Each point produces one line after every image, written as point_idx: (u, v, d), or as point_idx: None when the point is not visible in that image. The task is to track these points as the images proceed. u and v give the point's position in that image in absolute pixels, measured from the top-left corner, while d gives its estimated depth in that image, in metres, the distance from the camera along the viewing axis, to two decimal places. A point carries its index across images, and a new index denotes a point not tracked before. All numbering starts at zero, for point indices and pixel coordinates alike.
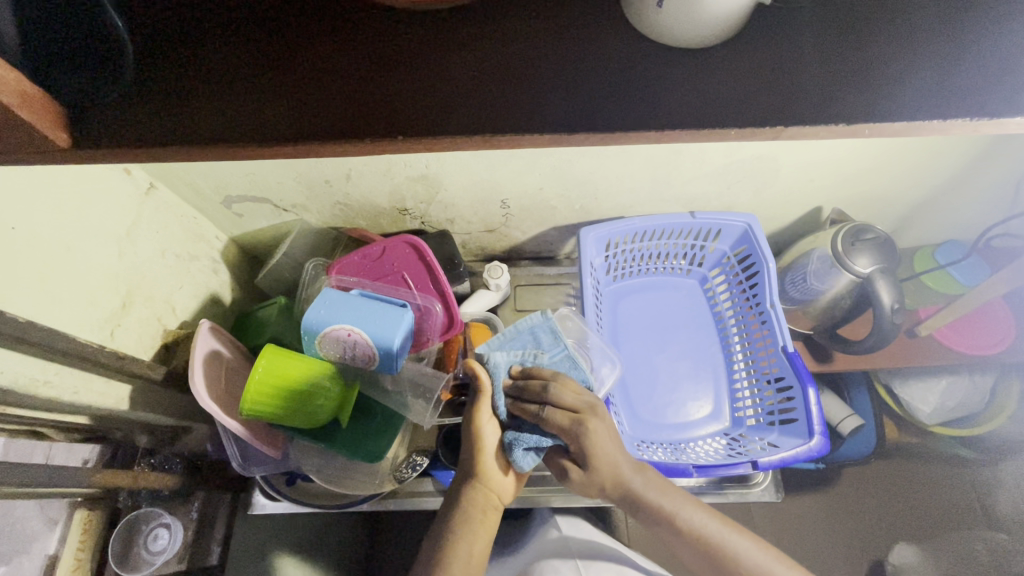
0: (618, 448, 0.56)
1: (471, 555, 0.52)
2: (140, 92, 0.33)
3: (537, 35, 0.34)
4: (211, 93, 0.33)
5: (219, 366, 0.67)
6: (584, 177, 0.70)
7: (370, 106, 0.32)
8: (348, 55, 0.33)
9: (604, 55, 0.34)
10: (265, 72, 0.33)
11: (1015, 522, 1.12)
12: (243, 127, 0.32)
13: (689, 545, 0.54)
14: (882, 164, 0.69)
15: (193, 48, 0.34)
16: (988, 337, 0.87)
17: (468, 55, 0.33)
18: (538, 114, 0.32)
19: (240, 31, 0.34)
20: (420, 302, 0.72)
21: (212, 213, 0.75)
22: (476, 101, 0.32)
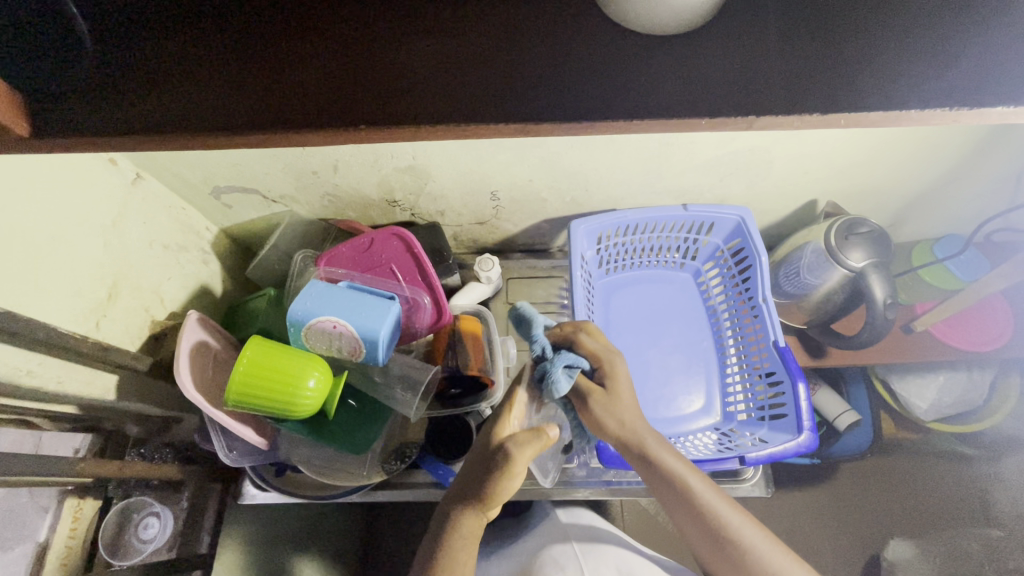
0: (629, 418, 0.56)
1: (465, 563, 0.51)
2: (100, 81, 0.33)
3: (506, 23, 0.33)
4: (175, 83, 0.32)
5: (207, 357, 0.67)
6: (573, 169, 0.69)
7: (328, 96, 0.31)
8: (308, 45, 0.33)
9: (574, 44, 0.33)
10: (231, 62, 0.33)
11: (1013, 518, 1.11)
12: (200, 118, 0.31)
13: (698, 521, 0.54)
14: (878, 156, 0.67)
15: (156, 36, 0.34)
16: (985, 333, 0.86)
17: (433, 42, 0.33)
18: (505, 105, 0.31)
19: (205, 22, 0.34)
20: (408, 295, 0.72)
21: (201, 203, 0.75)
22: (441, 90, 0.31)
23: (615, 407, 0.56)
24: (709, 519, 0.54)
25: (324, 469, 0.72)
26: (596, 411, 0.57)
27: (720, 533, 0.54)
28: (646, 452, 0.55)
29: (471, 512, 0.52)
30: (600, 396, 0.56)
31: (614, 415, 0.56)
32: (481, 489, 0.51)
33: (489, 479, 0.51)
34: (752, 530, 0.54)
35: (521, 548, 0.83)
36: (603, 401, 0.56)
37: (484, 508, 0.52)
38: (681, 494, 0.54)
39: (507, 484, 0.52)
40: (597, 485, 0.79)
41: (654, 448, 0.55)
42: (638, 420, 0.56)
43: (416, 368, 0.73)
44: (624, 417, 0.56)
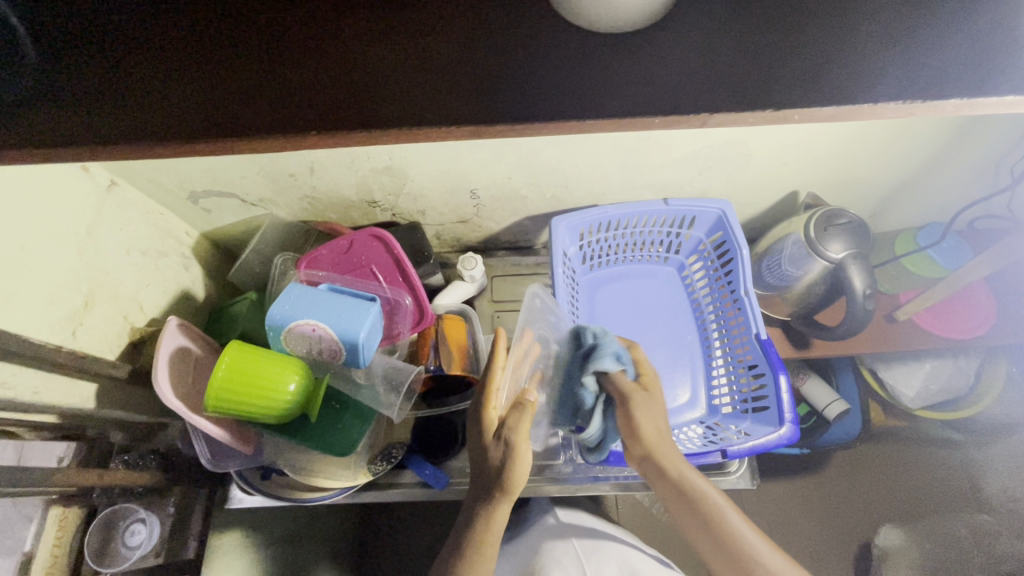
0: (660, 431, 0.62)
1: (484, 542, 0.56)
2: (50, 91, 0.32)
3: (459, 19, 0.33)
4: (135, 94, 0.32)
5: (187, 363, 0.66)
6: (551, 165, 0.69)
7: (289, 99, 0.31)
8: (265, 48, 0.33)
9: (529, 43, 0.33)
10: (187, 68, 0.33)
11: (1002, 502, 1.12)
12: (158, 127, 0.31)
13: (721, 542, 0.56)
14: (856, 147, 0.67)
15: (110, 47, 0.34)
16: (968, 321, 0.86)
17: (388, 40, 0.33)
18: (461, 106, 0.31)
19: (160, 30, 0.34)
20: (390, 296, 0.72)
21: (179, 208, 0.74)
22: (400, 89, 0.31)
23: (647, 421, 0.61)
24: (731, 541, 0.56)
25: (312, 471, 0.72)
26: (629, 423, 0.63)
27: (744, 556, 0.55)
28: (671, 475, 0.60)
29: (494, 511, 0.56)
30: (640, 397, 0.62)
31: (651, 421, 0.62)
32: (499, 485, 0.56)
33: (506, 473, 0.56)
34: (774, 556, 0.56)
35: (517, 546, 0.83)
36: (638, 413, 0.62)
37: (505, 504, 0.56)
38: (705, 511, 0.58)
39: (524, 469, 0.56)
40: (585, 481, 0.80)
41: (684, 474, 0.60)
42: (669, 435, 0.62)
43: (400, 370, 0.72)
44: (658, 424, 0.62)
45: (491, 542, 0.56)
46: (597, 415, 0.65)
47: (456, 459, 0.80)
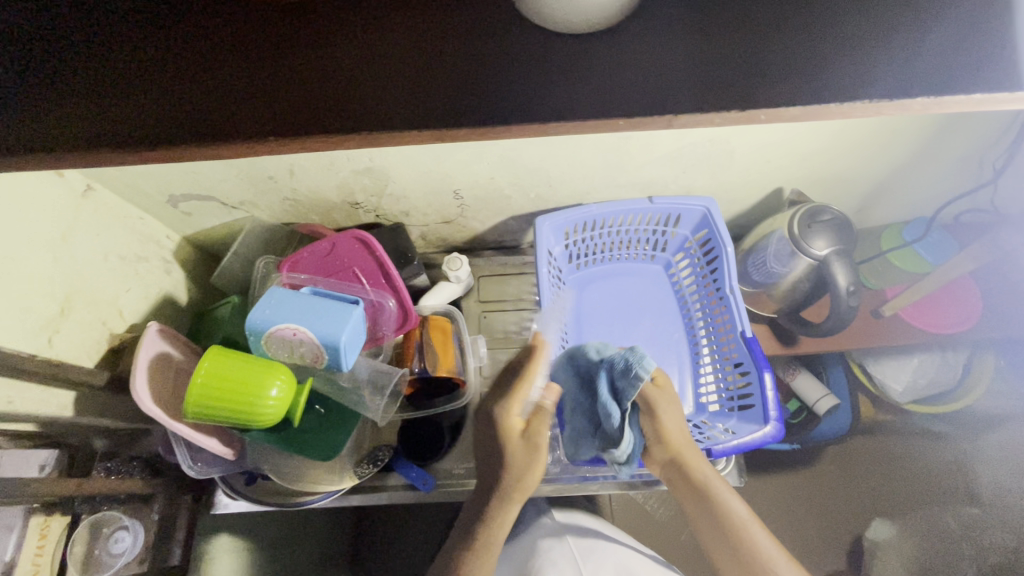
0: (681, 434, 0.64)
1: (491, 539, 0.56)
2: (109, 102, 0.38)
3: (440, 37, 0.40)
4: (177, 101, 0.38)
5: (168, 369, 0.66)
6: (534, 165, 0.69)
7: (311, 102, 0.38)
8: (285, 59, 0.39)
9: (492, 63, 0.39)
10: (224, 79, 0.39)
11: (991, 495, 1.12)
12: (201, 130, 0.37)
13: (734, 546, 0.57)
14: (838, 144, 0.67)
15: (152, 62, 0.39)
16: (954, 316, 0.86)
17: (389, 52, 0.39)
18: (446, 113, 0.37)
19: (192, 47, 0.40)
20: (373, 298, 0.71)
21: (160, 213, 0.73)
22: (399, 96, 0.38)
23: (672, 423, 0.63)
24: (745, 544, 0.57)
25: (296, 475, 0.72)
26: (655, 429, 0.64)
27: (757, 564, 0.56)
28: (696, 480, 0.61)
29: (506, 510, 0.56)
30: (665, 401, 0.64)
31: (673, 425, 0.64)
32: (513, 486, 0.56)
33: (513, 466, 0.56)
34: (785, 564, 0.56)
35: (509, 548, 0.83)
36: (665, 420, 0.63)
37: (517, 503, 0.57)
38: (720, 513, 0.58)
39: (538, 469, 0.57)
40: (572, 482, 0.79)
41: (708, 480, 0.61)
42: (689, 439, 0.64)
43: (384, 373, 0.72)
44: (678, 429, 0.64)
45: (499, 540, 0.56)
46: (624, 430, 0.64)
47: (443, 461, 0.80)
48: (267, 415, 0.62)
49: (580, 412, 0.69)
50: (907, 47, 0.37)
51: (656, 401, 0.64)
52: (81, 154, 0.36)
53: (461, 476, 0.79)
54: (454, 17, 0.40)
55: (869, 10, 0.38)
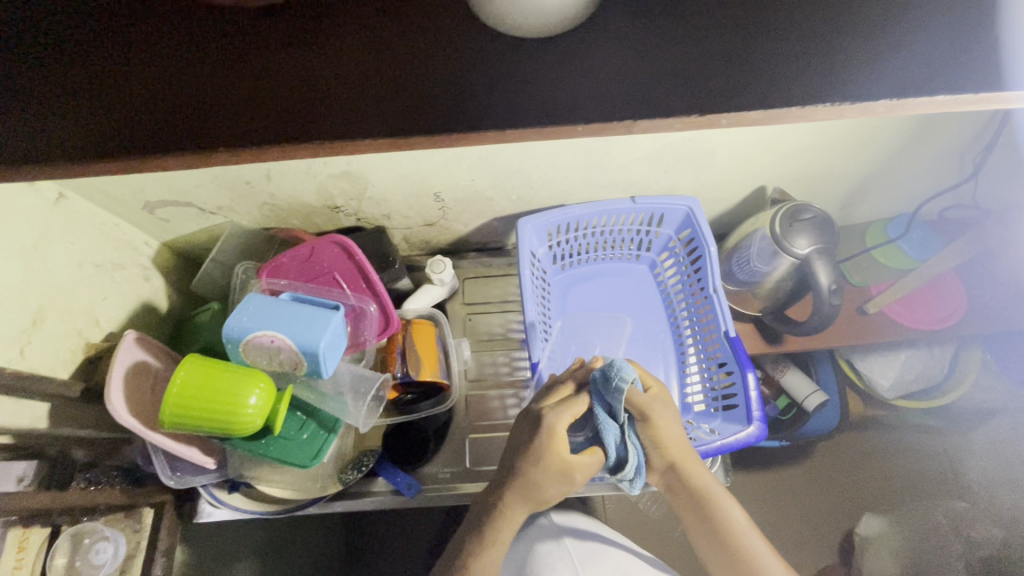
0: (679, 443, 0.63)
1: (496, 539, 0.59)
2: (81, 108, 0.38)
3: (410, 33, 0.40)
4: (150, 105, 0.38)
5: (146, 379, 0.65)
6: (514, 166, 0.68)
7: (284, 105, 0.38)
8: (254, 58, 0.39)
9: (463, 66, 0.40)
10: (192, 80, 0.39)
11: (980, 488, 1.12)
12: (179, 138, 0.38)
13: (728, 548, 0.62)
14: (819, 142, 0.67)
15: (121, 64, 0.39)
16: (938, 312, 0.86)
17: (357, 51, 0.39)
18: (420, 118, 0.38)
19: (158, 46, 0.39)
20: (354, 303, 0.71)
21: (136, 219, 0.72)
22: (374, 100, 0.39)
23: (671, 436, 0.62)
24: (738, 546, 0.61)
25: (279, 482, 0.72)
26: (649, 439, 0.62)
27: (748, 563, 0.61)
28: (695, 488, 0.63)
29: (513, 510, 0.59)
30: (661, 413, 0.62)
31: (669, 438, 0.63)
32: (519, 490, 0.58)
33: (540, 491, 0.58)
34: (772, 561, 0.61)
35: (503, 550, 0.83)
36: (661, 429, 0.62)
37: (525, 505, 0.59)
38: (716, 519, 0.62)
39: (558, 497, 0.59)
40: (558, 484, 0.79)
41: (707, 488, 0.63)
42: (686, 448, 0.64)
43: (366, 378, 0.71)
44: (676, 440, 0.63)
45: (505, 538, 0.59)
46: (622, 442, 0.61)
47: (429, 465, 0.80)
48: (246, 422, 0.61)
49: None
50: (869, 53, 0.37)
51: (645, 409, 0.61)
52: (63, 166, 0.37)
53: (446, 480, 0.79)
54: (427, 16, 0.40)
55: (822, 15, 0.39)
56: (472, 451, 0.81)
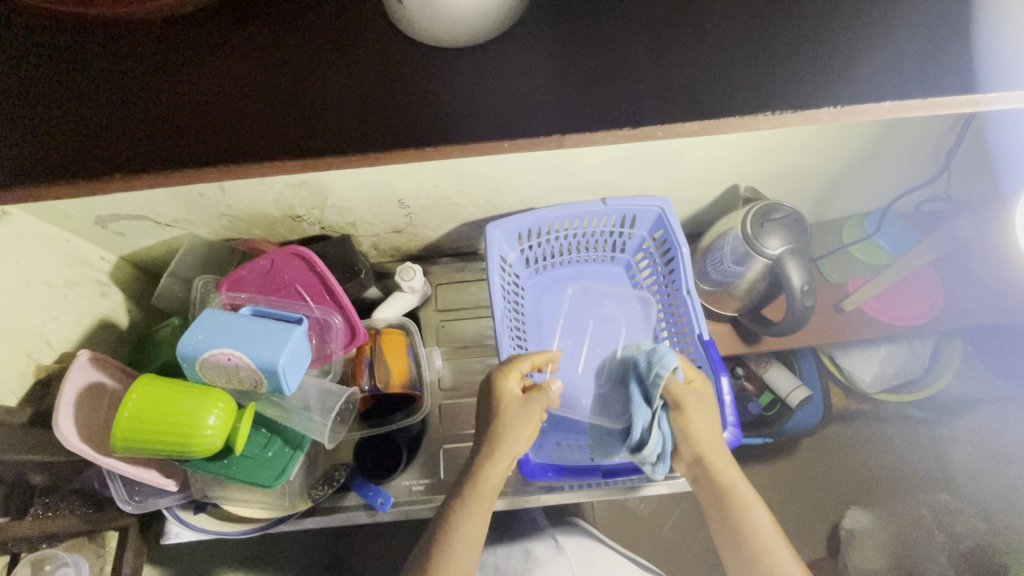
0: (708, 436, 0.63)
1: (477, 499, 0.57)
2: (66, 141, 0.42)
3: (365, 74, 0.44)
4: (133, 138, 0.43)
5: (103, 401, 0.63)
6: (477, 171, 0.66)
7: (251, 139, 0.42)
8: (226, 98, 0.43)
9: (409, 95, 0.44)
10: (170, 115, 0.43)
11: (965, 480, 1.11)
12: (153, 163, 0.42)
13: (744, 551, 0.57)
14: (789, 140, 0.65)
15: (105, 105, 0.44)
16: (915, 307, 0.86)
17: (321, 89, 0.43)
18: (370, 139, 0.42)
19: (140, 89, 0.44)
20: (318, 316, 0.69)
21: (90, 234, 0.69)
22: (332, 129, 0.42)
23: (698, 424, 0.62)
24: (756, 552, 0.57)
25: (246, 501, 0.70)
26: (678, 428, 0.64)
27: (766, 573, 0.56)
28: (721, 483, 0.60)
29: (492, 463, 0.59)
30: (692, 401, 0.63)
31: (696, 427, 0.63)
32: (492, 438, 0.60)
33: (501, 416, 0.61)
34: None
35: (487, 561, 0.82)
36: (691, 417, 0.63)
37: (506, 458, 0.59)
38: (737, 518, 0.59)
39: (518, 430, 0.60)
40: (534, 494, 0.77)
41: (733, 485, 0.60)
42: (718, 443, 0.63)
43: (333, 393, 0.69)
44: (705, 431, 0.63)
45: (483, 501, 0.57)
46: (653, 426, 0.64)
47: (402, 478, 0.78)
48: (203, 444, 0.59)
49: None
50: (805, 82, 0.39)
51: (680, 397, 0.64)
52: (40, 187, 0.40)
53: (420, 493, 0.77)
54: (385, 60, 0.44)
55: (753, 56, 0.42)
56: (447, 461, 0.79)
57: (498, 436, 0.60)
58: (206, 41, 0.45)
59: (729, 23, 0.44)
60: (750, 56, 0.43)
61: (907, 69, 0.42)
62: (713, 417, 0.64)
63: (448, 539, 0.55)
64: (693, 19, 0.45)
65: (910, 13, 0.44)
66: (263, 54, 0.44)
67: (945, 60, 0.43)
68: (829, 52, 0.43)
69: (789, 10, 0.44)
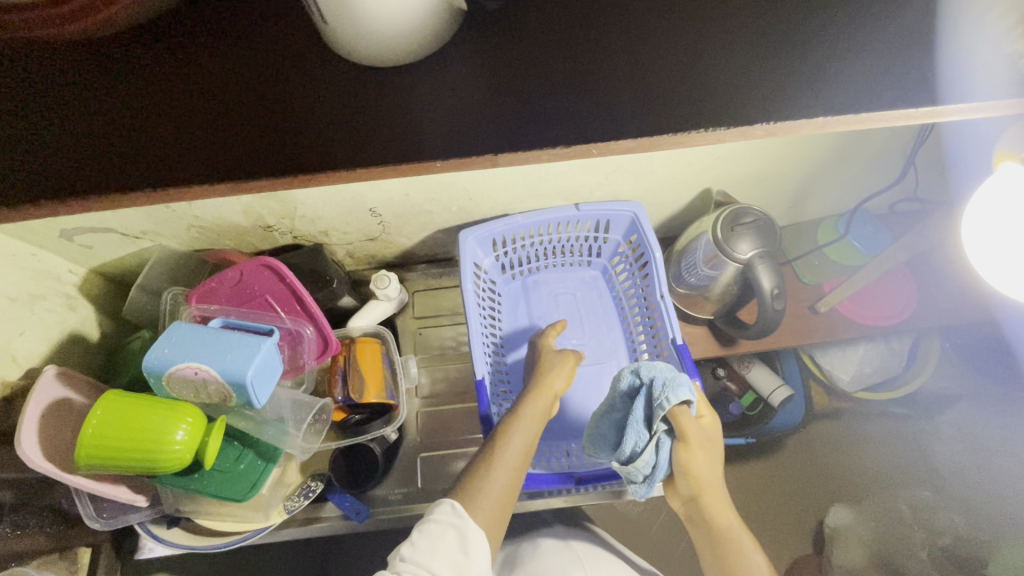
0: (708, 475, 0.62)
1: (532, 416, 0.62)
2: (89, 159, 0.48)
3: (344, 99, 0.50)
4: (148, 156, 0.48)
5: (70, 416, 0.62)
6: (447, 180, 0.65)
7: (249, 158, 0.48)
8: (225, 120, 0.49)
9: (377, 120, 0.49)
10: (177, 136, 0.49)
11: (945, 476, 1.12)
12: (167, 179, 0.48)
13: None
14: (757, 146, 0.66)
15: (120, 126, 0.49)
16: (889, 309, 0.86)
17: (307, 112, 0.49)
18: (347, 159, 0.48)
19: (149, 111, 0.49)
20: (290, 326, 0.68)
21: (56, 247, 0.67)
22: (319, 148, 0.49)
23: (701, 466, 0.61)
24: None
25: (219, 515, 0.70)
26: (678, 462, 0.61)
27: None
28: (716, 523, 0.61)
29: (546, 385, 0.66)
30: (696, 442, 0.61)
31: (698, 468, 0.61)
32: (539, 374, 0.67)
33: (542, 361, 0.70)
34: None
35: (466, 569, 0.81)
36: (695, 456, 0.61)
37: (556, 384, 0.66)
38: (731, 559, 0.60)
39: (561, 366, 0.68)
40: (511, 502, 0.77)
41: (728, 526, 0.61)
42: (717, 482, 0.63)
43: (305, 404, 0.69)
44: (705, 472, 0.62)
45: (538, 417, 0.62)
46: (647, 453, 0.61)
47: (379, 488, 0.77)
48: (170, 458, 0.58)
49: (608, 421, 0.67)
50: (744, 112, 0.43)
51: (685, 434, 0.60)
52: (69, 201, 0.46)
53: (398, 501, 0.77)
54: (359, 88, 0.50)
55: (688, 95, 0.49)
56: (425, 469, 0.79)
57: (543, 372, 0.68)
58: (204, 66, 0.50)
59: (670, 68, 0.50)
60: (685, 97, 0.49)
61: (833, 102, 0.47)
62: (714, 457, 0.63)
63: (504, 441, 0.59)
64: (641, 64, 0.50)
65: (838, 55, 0.49)
66: (256, 81, 0.50)
67: (863, 96, 0.47)
68: (756, 96, 0.48)
69: (721, 54, 0.50)
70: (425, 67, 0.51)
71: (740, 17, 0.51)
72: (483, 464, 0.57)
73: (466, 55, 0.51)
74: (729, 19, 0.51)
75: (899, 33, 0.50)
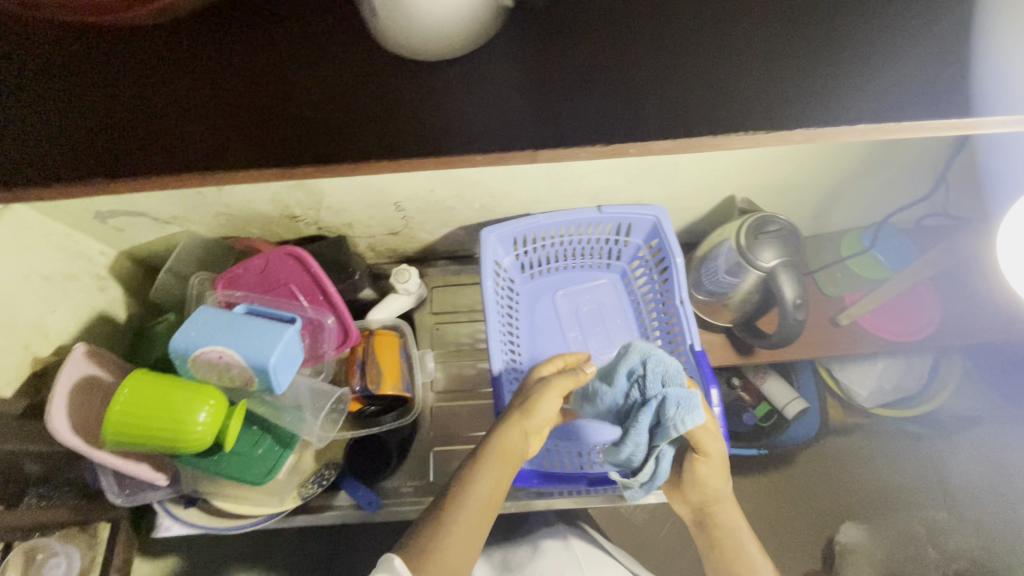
0: (718, 483, 0.63)
1: (495, 459, 0.54)
2: (142, 145, 0.50)
3: (378, 93, 0.51)
4: (196, 143, 0.50)
5: (97, 394, 0.63)
6: (472, 178, 0.65)
7: (290, 149, 0.50)
8: (268, 110, 0.51)
9: (409, 115, 0.50)
10: (224, 125, 0.50)
11: (961, 499, 1.10)
12: (216, 166, 0.50)
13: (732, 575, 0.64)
14: (785, 153, 0.65)
15: (168, 112, 0.51)
16: (910, 323, 0.85)
17: (344, 105, 0.50)
18: (380, 153, 0.49)
19: (196, 98, 0.51)
20: (312, 316, 0.69)
21: (90, 229, 0.69)
22: (354, 141, 0.50)
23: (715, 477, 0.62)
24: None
25: (235, 498, 0.71)
26: (692, 471, 0.62)
27: None
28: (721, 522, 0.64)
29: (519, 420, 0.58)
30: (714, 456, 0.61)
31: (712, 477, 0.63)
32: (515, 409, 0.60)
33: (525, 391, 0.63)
34: None
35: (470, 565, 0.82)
36: (711, 467, 0.62)
37: (528, 421, 0.58)
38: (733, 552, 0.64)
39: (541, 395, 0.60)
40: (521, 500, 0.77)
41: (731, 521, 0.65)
42: (725, 488, 0.64)
43: (324, 392, 0.70)
44: (716, 480, 0.63)
45: (502, 460, 0.54)
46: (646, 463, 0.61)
47: (391, 479, 0.78)
48: (192, 439, 0.59)
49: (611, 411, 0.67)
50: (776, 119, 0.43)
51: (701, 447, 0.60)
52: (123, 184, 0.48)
53: (409, 494, 0.78)
54: (393, 83, 0.51)
55: (719, 102, 0.49)
56: (437, 463, 0.80)
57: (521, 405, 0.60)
58: (249, 57, 0.52)
59: (700, 75, 0.50)
60: (714, 104, 0.49)
61: (865, 115, 0.47)
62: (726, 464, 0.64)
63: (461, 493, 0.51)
64: (672, 69, 0.50)
65: (873, 65, 0.49)
66: (295, 72, 0.51)
67: (893, 110, 0.47)
68: (786, 108, 0.48)
69: (752, 62, 0.50)
70: (458, 64, 0.51)
71: (775, 24, 0.51)
72: (432, 522, 0.49)
73: (496, 54, 0.51)
74: (762, 27, 0.51)
75: (937, 47, 0.49)
